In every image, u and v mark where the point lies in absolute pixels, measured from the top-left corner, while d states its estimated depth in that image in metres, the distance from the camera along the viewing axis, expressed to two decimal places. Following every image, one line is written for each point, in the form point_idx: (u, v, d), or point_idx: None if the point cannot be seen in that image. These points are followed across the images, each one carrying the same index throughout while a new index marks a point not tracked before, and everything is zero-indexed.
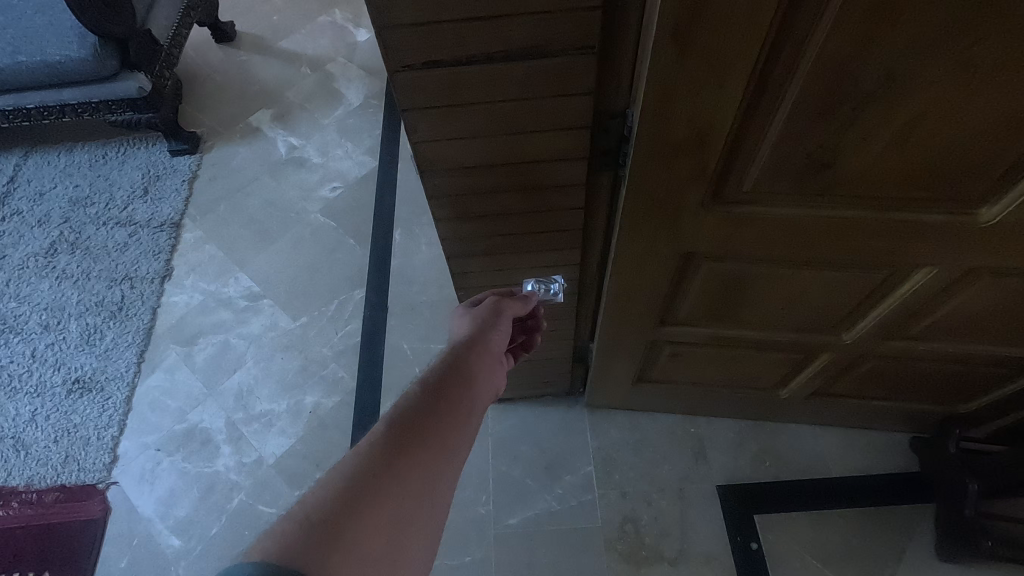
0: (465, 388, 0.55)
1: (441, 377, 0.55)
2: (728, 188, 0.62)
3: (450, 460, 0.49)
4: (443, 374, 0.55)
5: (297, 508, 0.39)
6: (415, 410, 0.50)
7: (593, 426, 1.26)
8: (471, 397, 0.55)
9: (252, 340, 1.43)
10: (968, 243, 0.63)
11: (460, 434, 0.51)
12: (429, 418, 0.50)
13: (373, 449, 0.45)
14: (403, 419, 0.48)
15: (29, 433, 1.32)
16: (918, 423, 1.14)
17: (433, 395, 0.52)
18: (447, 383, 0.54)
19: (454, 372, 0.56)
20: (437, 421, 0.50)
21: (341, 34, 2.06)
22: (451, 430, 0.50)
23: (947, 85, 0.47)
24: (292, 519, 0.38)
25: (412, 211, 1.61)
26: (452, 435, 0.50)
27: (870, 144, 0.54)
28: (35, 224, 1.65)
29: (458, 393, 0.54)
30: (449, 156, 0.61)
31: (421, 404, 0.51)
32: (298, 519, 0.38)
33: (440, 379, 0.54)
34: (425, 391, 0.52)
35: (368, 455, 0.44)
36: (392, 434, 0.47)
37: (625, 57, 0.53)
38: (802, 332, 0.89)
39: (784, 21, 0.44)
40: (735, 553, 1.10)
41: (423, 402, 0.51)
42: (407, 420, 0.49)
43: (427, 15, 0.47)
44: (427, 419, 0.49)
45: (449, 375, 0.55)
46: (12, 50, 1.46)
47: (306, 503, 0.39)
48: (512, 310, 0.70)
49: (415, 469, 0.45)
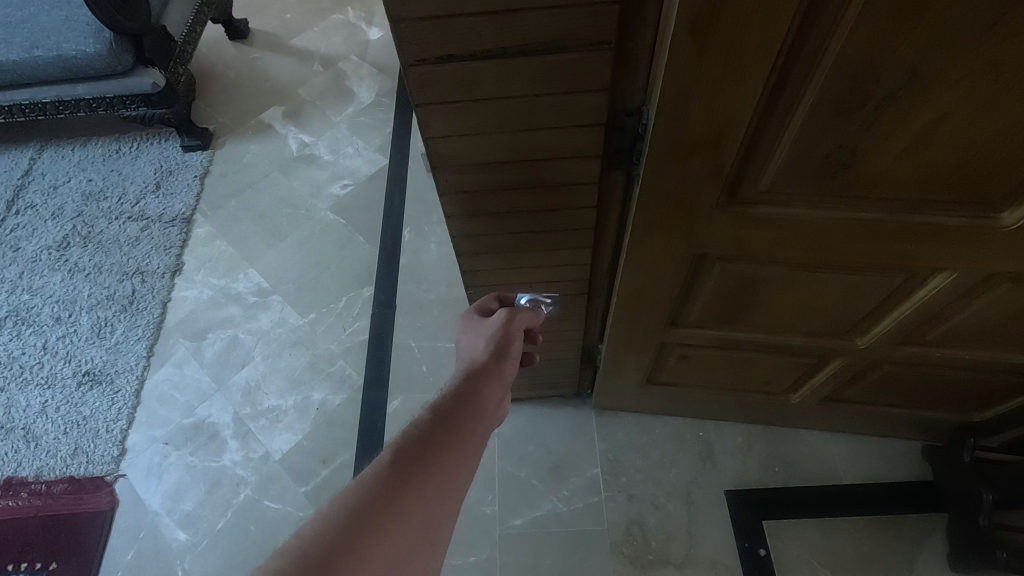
0: (474, 417, 0.54)
1: (450, 406, 0.54)
2: (743, 188, 0.61)
3: (453, 494, 0.48)
4: (452, 402, 0.54)
5: (293, 541, 0.39)
6: (420, 439, 0.49)
7: (600, 427, 1.25)
8: (478, 427, 0.54)
9: (261, 336, 1.43)
10: (990, 246, 0.62)
11: (464, 465, 0.51)
12: (436, 449, 0.49)
13: (375, 483, 0.44)
14: (408, 449, 0.48)
15: (39, 424, 1.32)
16: (931, 430, 1.12)
17: (441, 424, 0.51)
18: (456, 412, 0.53)
19: (463, 401, 0.55)
20: (444, 453, 0.49)
21: (353, 31, 2.07)
22: (456, 462, 0.50)
23: (972, 85, 0.46)
24: (288, 554, 0.38)
25: (422, 209, 1.61)
26: (457, 468, 0.49)
27: (891, 144, 0.53)
28: (49, 217, 1.67)
29: (466, 422, 0.53)
30: (460, 152, 0.61)
31: (429, 434, 0.50)
32: (292, 556, 0.38)
33: (449, 407, 0.54)
34: (433, 419, 0.52)
35: (370, 487, 0.44)
36: (397, 466, 0.46)
37: (642, 52, 0.52)
38: (815, 338, 0.88)
39: (806, 17, 0.43)
40: (742, 560, 1.09)
41: (430, 431, 0.50)
42: (413, 451, 0.48)
43: (445, 8, 0.46)
44: (433, 449, 0.49)
45: (457, 404, 0.54)
46: (29, 44, 1.47)
47: (302, 536, 0.40)
48: (524, 322, 0.70)
49: (418, 504, 0.45)
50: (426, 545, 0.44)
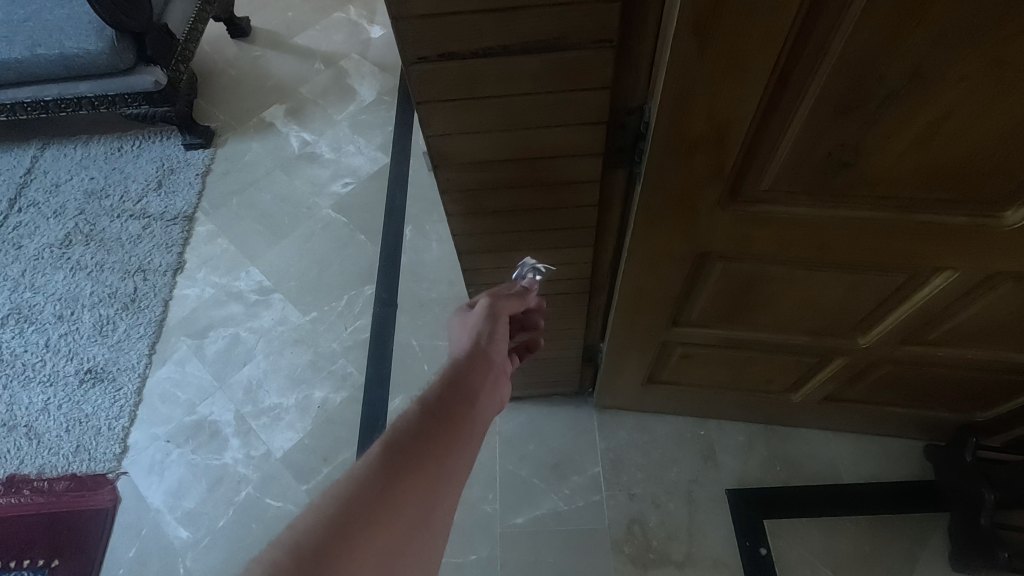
0: (468, 403, 0.54)
1: (442, 394, 0.54)
2: (745, 187, 0.60)
3: (449, 479, 0.48)
4: (444, 390, 0.54)
5: (286, 534, 0.39)
6: (413, 428, 0.49)
7: (601, 426, 1.25)
8: (473, 412, 0.54)
9: (263, 334, 1.43)
10: (993, 244, 0.61)
11: (459, 450, 0.50)
12: (429, 437, 0.49)
13: (368, 473, 0.44)
14: (401, 438, 0.48)
15: (41, 422, 1.33)
16: (933, 429, 1.12)
17: (434, 412, 0.51)
18: (449, 400, 0.53)
19: (456, 388, 0.55)
20: (437, 440, 0.49)
21: (355, 30, 2.06)
22: (450, 448, 0.50)
23: (975, 83, 0.46)
24: (281, 546, 0.38)
25: (423, 208, 1.61)
26: (452, 453, 0.49)
27: (894, 143, 0.52)
28: (51, 215, 1.67)
29: (459, 408, 0.53)
30: (461, 150, 0.61)
31: (421, 422, 0.50)
32: (285, 549, 0.38)
33: (442, 395, 0.53)
34: (426, 407, 0.52)
35: (363, 478, 0.44)
36: (388, 456, 0.46)
37: (644, 50, 0.52)
38: (817, 337, 0.87)
39: (808, 16, 0.43)
40: (743, 558, 1.09)
41: (423, 420, 0.50)
42: (405, 442, 0.48)
43: (446, 6, 0.46)
44: (426, 437, 0.49)
45: (450, 391, 0.54)
46: (31, 43, 1.47)
47: (295, 528, 0.40)
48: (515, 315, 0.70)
49: (412, 493, 0.45)
50: (423, 532, 0.44)
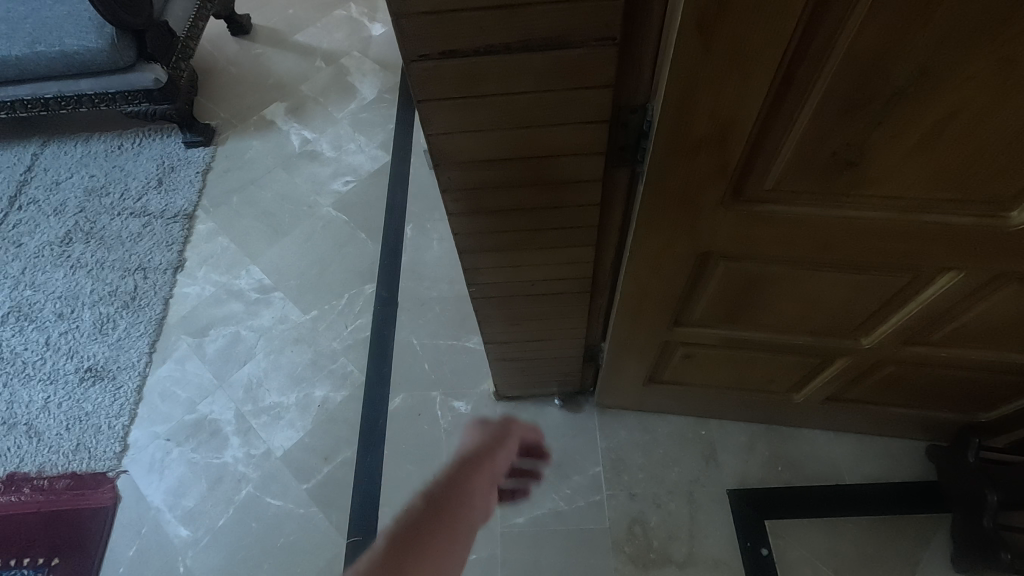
0: (472, 499, 0.51)
1: (447, 487, 0.51)
2: (748, 186, 0.60)
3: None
4: (448, 484, 0.52)
5: None
6: (414, 523, 0.46)
7: (602, 425, 1.24)
8: (477, 511, 0.51)
9: (263, 333, 1.43)
10: (999, 244, 0.61)
11: (459, 551, 0.47)
12: (429, 531, 0.46)
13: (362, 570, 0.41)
14: (401, 532, 0.45)
15: (42, 419, 1.33)
16: (936, 430, 1.12)
17: (437, 506, 0.49)
18: (453, 493, 0.51)
19: (460, 483, 0.52)
20: (437, 534, 0.46)
21: (356, 27, 2.06)
22: (451, 546, 0.46)
23: (982, 83, 0.45)
24: None
25: (424, 206, 1.60)
26: (452, 555, 0.46)
27: (899, 143, 0.52)
28: (52, 213, 1.66)
29: (463, 504, 0.50)
30: (463, 149, 0.60)
31: (423, 517, 0.47)
32: None
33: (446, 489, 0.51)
34: (429, 500, 0.49)
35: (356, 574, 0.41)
36: (386, 551, 0.43)
37: (647, 48, 0.52)
38: (820, 337, 0.87)
39: (814, 13, 0.42)
40: (744, 559, 1.09)
41: (425, 515, 0.48)
42: (403, 538, 0.45)
43: (447, 3, 0.46)
44: (427, 533, 0.46)
45: (454, 486, 0.52)
46: (31, 40, 1.47)
47: None
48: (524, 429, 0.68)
49: None
50: None
